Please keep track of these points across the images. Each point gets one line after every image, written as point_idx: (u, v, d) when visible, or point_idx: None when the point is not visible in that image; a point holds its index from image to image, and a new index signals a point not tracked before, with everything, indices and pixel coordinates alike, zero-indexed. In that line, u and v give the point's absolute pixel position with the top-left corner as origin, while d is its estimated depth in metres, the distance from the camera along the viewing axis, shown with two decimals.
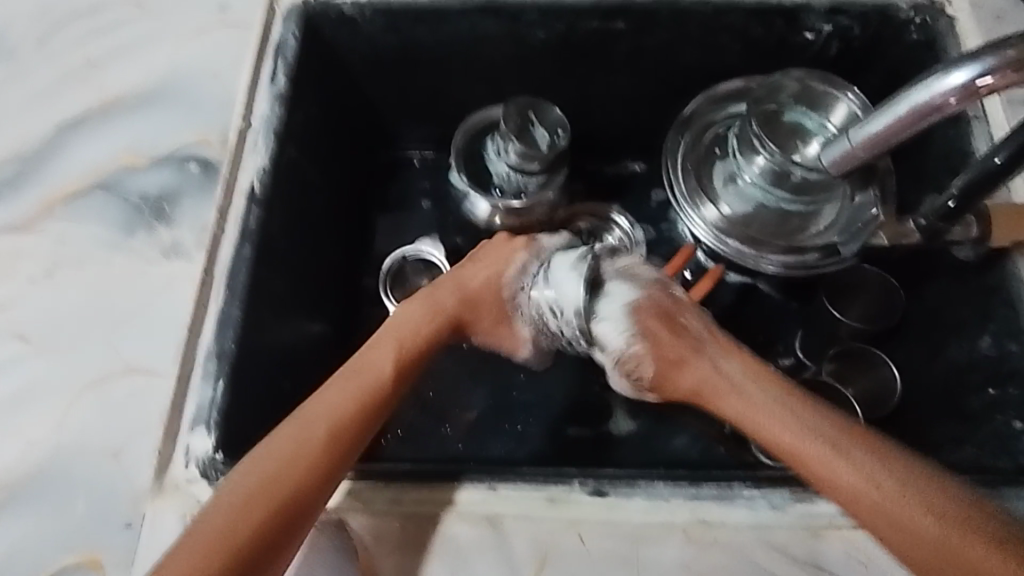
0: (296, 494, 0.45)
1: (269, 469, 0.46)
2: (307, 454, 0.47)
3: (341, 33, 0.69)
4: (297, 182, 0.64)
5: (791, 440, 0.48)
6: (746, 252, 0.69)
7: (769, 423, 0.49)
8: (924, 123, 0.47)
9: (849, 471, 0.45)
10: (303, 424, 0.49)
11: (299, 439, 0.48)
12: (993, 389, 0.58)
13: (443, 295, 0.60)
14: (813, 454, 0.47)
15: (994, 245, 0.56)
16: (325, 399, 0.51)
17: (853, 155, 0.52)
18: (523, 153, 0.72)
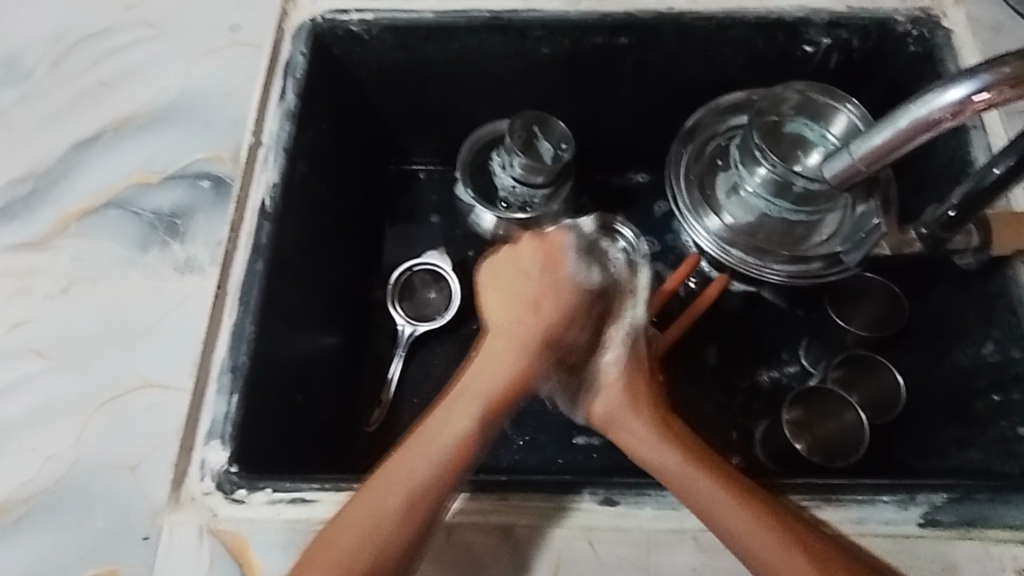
0: (388, 555, 0.45)
1: (367, 511, 0.46)
2: (404, 513, 0.46)
3: (349, 50, 0.70)
4: (308, 196, 0.65)
5: (700, 509, 0.47)
6: (750, 261, 0.69)
7: (709, 507, 0.47)
8: (923, 137, 0.48)
9: (763, 541, 0.45)
10: (374, 496, 0.46)
11: (394, 497, 0.46)
12: (997, 395, 0.58)
13: (524, 298, 0.55)
14: (733, 526, 0.46)
15: (995, 252, 0.56)
16: (431, 438, 0.49)
17: (855, 169, 0.53)
18: (528, 167, 0.73)
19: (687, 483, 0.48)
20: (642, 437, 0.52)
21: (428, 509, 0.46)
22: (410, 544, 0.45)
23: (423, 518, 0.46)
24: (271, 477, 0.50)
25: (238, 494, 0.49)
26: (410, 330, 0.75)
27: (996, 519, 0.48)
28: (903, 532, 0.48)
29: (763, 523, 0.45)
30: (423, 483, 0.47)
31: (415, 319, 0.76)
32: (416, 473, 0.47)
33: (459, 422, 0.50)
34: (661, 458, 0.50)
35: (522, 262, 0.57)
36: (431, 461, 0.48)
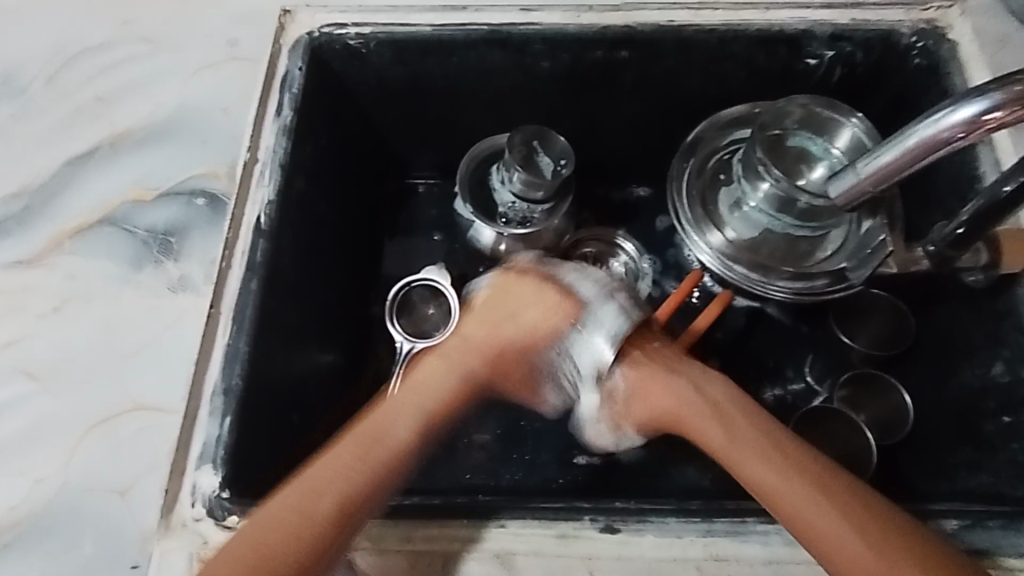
0: (310, 537, 0.44)
1: (290, 504, 0.46)
2: (299, 514, 0.45)
3: (348, 64, 0.69)
4: (306, 211, 0.65)
5: (807, 522, 0.45)
6: (753, 279, 0.68)
7: (804, 512, 0.45)
8: (931, 156, 0.46)
9: (864, 553, 0.43)
10: (302, 492, 0.46)
11: (335, 482, 0.47)
12: (1008, 416, 0.57)
13: (477, 332, 0.59)
14: (855, 557, 0.43)
15: (1004, 271, 0.55)
16: (347, 446, 0.49)
17: (861, 189, 0.52)
18: (527, 182, 0.71)
19: (774, 457, 0.49)
20: (748, 455, 0.50)
21: (337, 511, 0.46)
22: (314, 539, 0.44)
23: (304, 522, 0.45)
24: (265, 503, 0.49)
25: (229, 521, 0.48)
26: (408, 346, 0.75)
27: (1010, 548, 0.47)
28: None
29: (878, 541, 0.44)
30: (354, 474, 0.48)
31: (414, 336, 0.75)
32: (343, 467, 0.48)
33: (370, 425, 0.51)
34: (755, 470, 0.49)
35: (506, 290, 0.60)
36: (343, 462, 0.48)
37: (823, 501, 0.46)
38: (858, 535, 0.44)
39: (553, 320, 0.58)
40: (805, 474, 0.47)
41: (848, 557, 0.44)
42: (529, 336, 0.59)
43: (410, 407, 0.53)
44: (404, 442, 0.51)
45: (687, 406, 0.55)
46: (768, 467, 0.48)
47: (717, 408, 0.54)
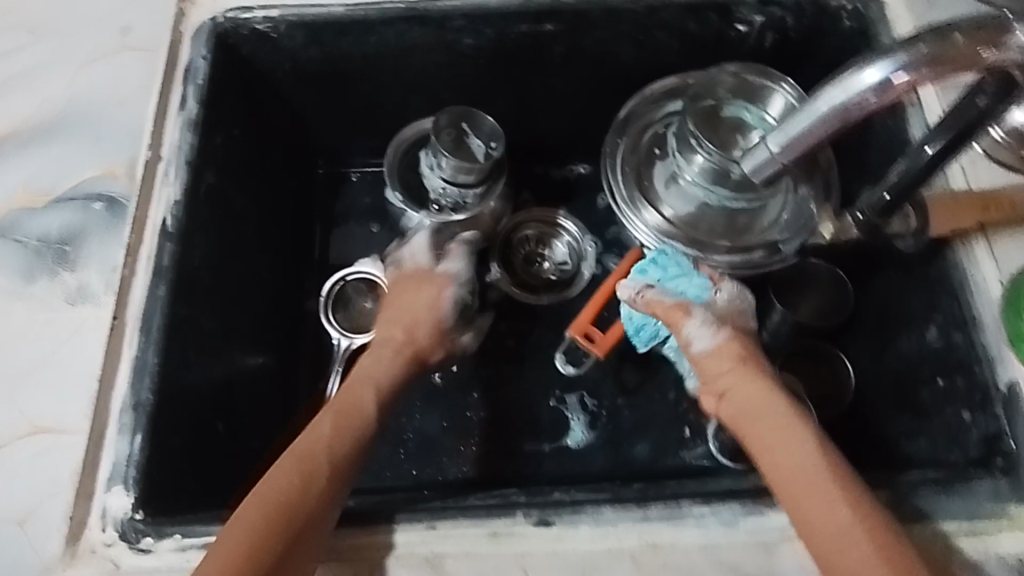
0: (305, 509, 0.45)
1: (288, 467, 0.47)
2: (298, 486, 0.46)
3: (259, 49, 0.65)
4: (222, 209, 0.61)
5: (798, 485, 0.45)
6: (690, 253, 0.66)
7: (800, 475, 0.46)
8: (837, 123, 0.45)
9: (849, 532, 0.43)
10: (295, 464, 0.47)
11: (319, 447, 0.49)
12: (941, 380, 0.56)
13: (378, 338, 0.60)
14: (831, 526, 0.43)
15: (935, 235, 0.54)
16: (327, 423, 0.50)
17: (775, 162, 0.51)
18: (457, 167, 0.68)
19: (819, 469, 0.46)
20: (761, 420, 0.50)
21: (325, 488, 0.47)
22: (304, 514, 0.45)
23: (294, 496, 0.45)
24: (182, 521, 0.47)
25: (144, 543, 0.46)
26: (345, 343, 0.73)
27: (940, 514, 0.47)
28: None
29: (867, 529, 0.43)
30: (338, 443, 0.50)
31: (351, 332, 0.73)
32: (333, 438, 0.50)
33: (356, 400, 0.53)
34: (770, 430, 0.49)
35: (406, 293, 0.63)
36: (331, 438, 0.50)
37: (824, 475, 0.45)
38: (848, 512, 0.43)
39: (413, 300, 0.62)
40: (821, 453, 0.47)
41: (827, 526, 0.43)
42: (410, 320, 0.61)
43: (368, 384, 0.55)
44: (359, 418, 0.52)
45: (735, 370, 0.53)
46: (786, 434, 0.48)
47: (768, 406, 0.50)
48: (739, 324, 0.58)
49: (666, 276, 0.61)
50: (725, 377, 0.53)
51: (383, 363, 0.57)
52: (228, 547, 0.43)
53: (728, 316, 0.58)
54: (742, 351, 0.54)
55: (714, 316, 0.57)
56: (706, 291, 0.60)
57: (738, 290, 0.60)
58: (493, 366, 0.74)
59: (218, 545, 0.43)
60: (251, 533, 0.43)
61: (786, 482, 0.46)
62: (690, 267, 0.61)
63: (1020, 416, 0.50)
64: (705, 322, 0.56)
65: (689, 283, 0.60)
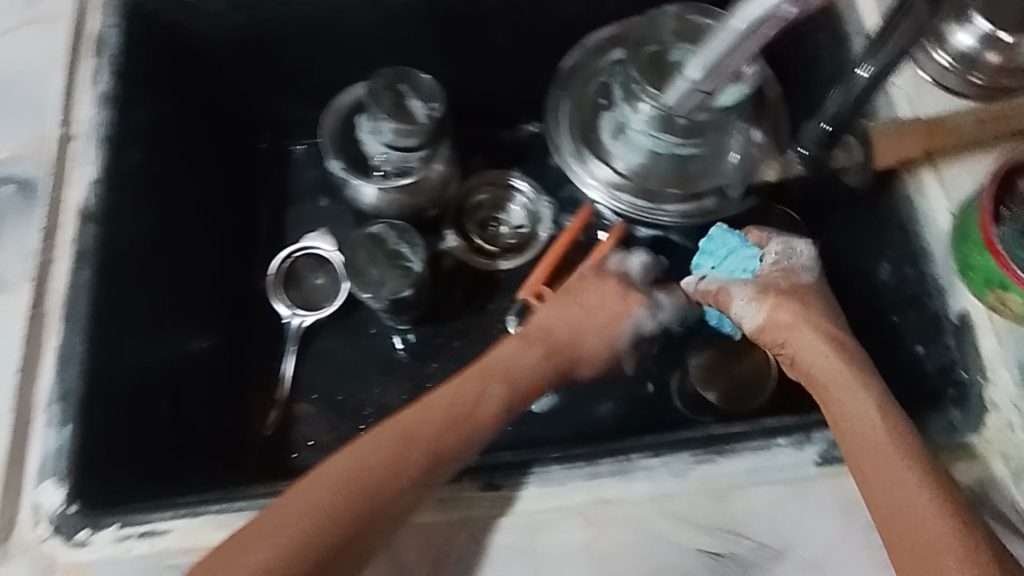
0: (370, 502, 0.43)
1: (374, 448, 0.45)
2: (385, 469, 0.44)
3: (180, 18, 0.62)
4: (152, 190, 0.59)
5: (877, 461, 0.43)
6: (640, 206, 0.65)
7: (874, 451, 0.43)
8: (755, 39, 0.45)
9: (922, 518, 0.40)
10: (375, 442, 0.45)
11: (426, 429, 0.46)
12: (895, 317, 0.56)
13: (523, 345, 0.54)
14: (906, 507, 0.41)
15: (879, 167, 0.53)
16: (427, 408, 0.48)
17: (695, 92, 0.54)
18: (399, 130, 0.65)
19: (898, 451, 0.43)
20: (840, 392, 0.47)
21: (404, 479, 0.44)
22: (377, 514, 0.43)
23: (374, 492, 0.43)
24: (119, 511, 0.45)
25: (79, 536, 0.44)
26: (297, 320, 0.72)
27: None
28: (799, 473, 0.45)
29: (946, 519, 0.40)
30: (426, 432, 0.46)
31: (301, 309, 0.72)
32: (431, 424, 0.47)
33: (467, 387, 0.50)
34: (854, 403, 0.46)
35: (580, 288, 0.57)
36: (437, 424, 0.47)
37: (907, 458, 0.42)
38: (925, 498, 0.41)
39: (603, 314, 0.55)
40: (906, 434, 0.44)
41: (901, 507, 0.41)
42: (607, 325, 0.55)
43: (499, 375, 0.51)
44: (465, 407, 0.48)
45: (801, 330, 0.52)
46: (865, 410, 0.45)
47: (837, 368, 0.49)
48: (785, 285, 0.54)
49: (719, 260, 0.58)
50: (790, 338, 0.52)
51: (528, 351, 0.53)
52: (291, 511, 0.42)
53: (774, 280, 0.55)
54: (799, 309, 0.52)
55: (757, 285, 0.54)
56: (752, 261, 0.56)
57: (787, 245, 0.56)
58: (452, 335, 0.73)
59: (270, 510, 0.42)
60: (316, 509, 0.42)
61: (852, 433, 0.44)
62: (735, 240, 0.57)
63: (973, 346, 0.49)
64: (750, 291, 0.54)
65: (737, 258, 0.57)
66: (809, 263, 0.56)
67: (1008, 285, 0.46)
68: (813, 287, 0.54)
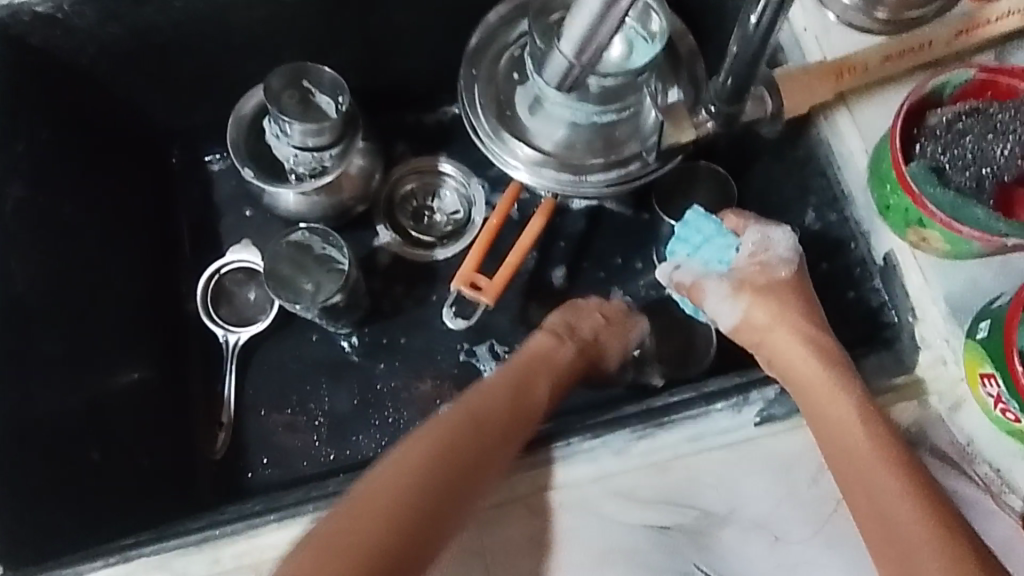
0: (433, 512, 0.40)
1: (407, 453, 0.43)
2: (416, 483, 0.41)
3: (49, 35, 0.58)
4: (43, 223, 0.56)
5: (859, 465, 0.41)
6: (564, 180, 0.63)
7: (859, 460, 0.41)
8: None
9: (912, 527, 0.39)
10: (404, 451, 0.43)
11: (468, 429, 0.45)
12: (826, 262, 0.56)
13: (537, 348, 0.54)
14: (894, 514, 0.39)
15: (790, 113, 0.52)
16: (490, 395, 0.48)
17: (568, 70, 0.54)
18: (306, 129, 0.62)
19: (879, 457, 0.41)
20: (816, 389, 0.45)
21: (466, 484, 0.42)
22: (438, 526, 0.40)
23: (426, 516, 0.40)
24: (53, 562, 0.44)
25: None
26: (233, 338, 0.69)
27: None
28: (738, 435, 0.44)
29: (932, 525, 0.38)
30: (493, 423, 0.45)
31: (236, 325, 0.70)
32: (487, 414, 0.46)
33: (512, 382, 0.50)
34: (835, 405, 0.44)
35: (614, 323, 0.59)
36: (470, 432, 0.44)
37: (890, 464, 0.41)
38: (913, 506, 0.39)
39: (618, 341, 0.59)
40: (887, 437, 0.42)
41: (888, 514, 0.39)
42: (592, 347, 0.57)
43: (545, 375, 0.52)
44: (518, 407, 0.48)
45: (783, 320, 0.50)
46: (846, 412, 0.43)
47: (810, 368, 0.47)
48: (762, 282, 0.52)
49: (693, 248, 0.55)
50: (766, 339, 0.51)
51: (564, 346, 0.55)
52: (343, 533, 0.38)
53: (753, 276, 0.53)
54: (776, 310, 0.51)
55: (732, 283, 0.53)
56: (728, 252, 0.54)
57: (763, 238, 0.53)
58: (396, 331, 0.71)
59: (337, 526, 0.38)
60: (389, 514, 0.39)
61: (836, 441, 0.43)
62: (715, 228, 0.55)
63: (899, 283, 0.49)
64: (727, 292, 0.53)
65: (713, 248, 0.54)
66: (790, 255, 0.53)
67: (925, 222, 0.45)
68: (790, 281, 0.52)
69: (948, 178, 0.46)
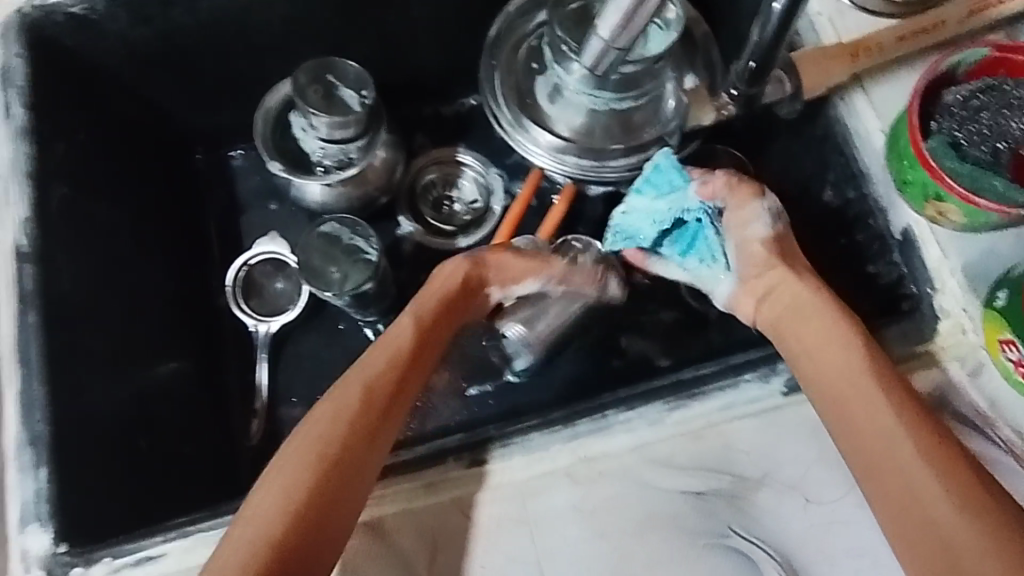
0: (349, 466, 0.43)
1: (334, 411, 0.45)
2: (329, 446, 0.43)
3: (81, 38, 0.59)
4: (84, 221, 0.57)
5: (845, 390, 0.43)
6: (587, 165, 0.65)
7: (842, 389, 0.43)
8: None
9: (903, 446, 0.40)
10: (330, 403, 0.45)
11: (359, 385, 0.46)
12: (844, 239, 0.58)
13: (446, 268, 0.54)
14: (880, 436, 0.41)
15: (809, 96, 0.53)
16: (390, 347, 0.49)
17: (606, 50, 0.55)
18: (332, 123, 0.64)
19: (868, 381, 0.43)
20: (808, 321, 0.47)
21: (369, 447, 0.44)
22: (344, 482, 0.42)
23: (338, 469, 0.43)
24: (112, 543, 0.46)
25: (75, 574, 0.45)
26: (264, 327, 0.71)
27: None
28: (764, 406, 0.46)
29: (920, 444, 0.40)
30: (391, 386, 0.47)
31: (266, 316, 0.72)
32: (381, 368, 0.47)
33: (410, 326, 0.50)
34: (822, 334, 0.46)
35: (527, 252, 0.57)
36: (347, 425, 0.44)
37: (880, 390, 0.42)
38: (900, 428, 0.41)
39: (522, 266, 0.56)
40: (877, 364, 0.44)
41: (876, 437, 0.41)
42: (499, 276, 0.56)
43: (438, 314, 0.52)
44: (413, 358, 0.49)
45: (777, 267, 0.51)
46: (837, 341, 0.45)
47: (799, 301, 0.49)
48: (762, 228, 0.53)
49: (660, 193, 0.56)
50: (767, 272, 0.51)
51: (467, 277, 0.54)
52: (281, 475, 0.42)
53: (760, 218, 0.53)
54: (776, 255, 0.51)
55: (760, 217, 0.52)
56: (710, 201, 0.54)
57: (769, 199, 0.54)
58: None
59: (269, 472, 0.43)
60: (302, 477, 0.42)
61: (821, 371, 0.45)
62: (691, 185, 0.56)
63: (918, 256, 0.50)
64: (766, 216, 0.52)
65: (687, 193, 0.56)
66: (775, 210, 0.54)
67: (942, 195, 0.47)
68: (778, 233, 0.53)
69: (965, 152, 0.48)
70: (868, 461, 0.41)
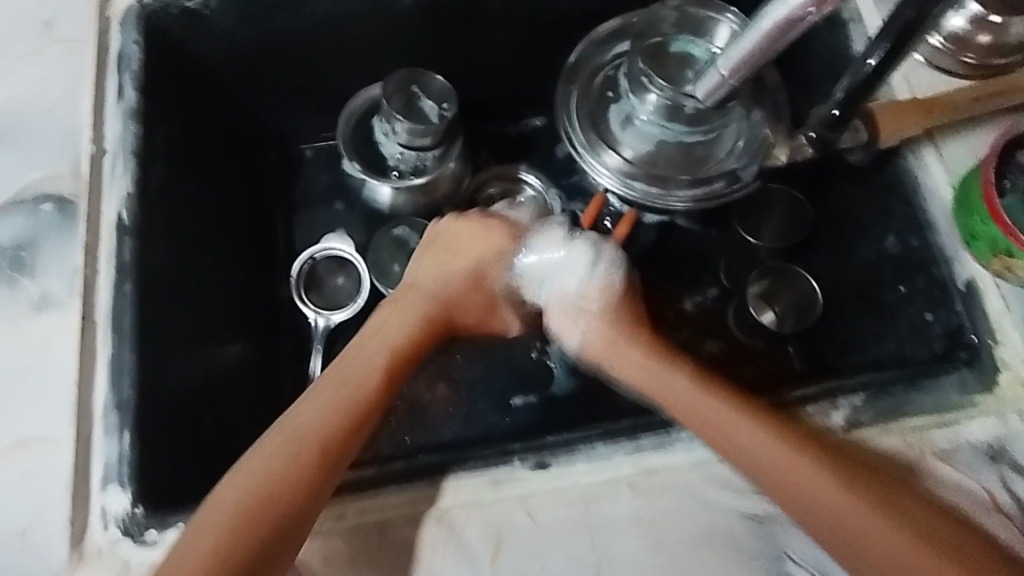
0: (281, 505, 0.45)
1: (262, 463, 0.47)
2: (268, 490, 0.46)
3: (189, 30, 0.62)
4: (172, 203, 0.60)
5: (780, 470, 0.46)
6: (653, 192, 0.67)
7: (774, 467, 0.46)
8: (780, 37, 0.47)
9: (858, 510, 0.45)
10: (261, 453, 0.48)
11: (309, 433, 0.49)
12: (903, 285, 0.59)
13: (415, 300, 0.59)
14: (837, 504, 0.45)
15: (883, 145, 0.56)
16: (320, 398, 0.51)
17: (722, 85, 0.55)
18: (412, 131, 0.67)
19: (798, 459, 0.46)
20: (714, 407, 0.49)
21: (311, 482, 0.46)
22: (293, 522, 0.45)
23: (281, 516, 0.45)
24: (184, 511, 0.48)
25: (149, 536, 0.46)
26: (322, 321, 0.72)
27: (908, 406, 0.49)
28: None
29: (872, 504, 0.45)
30: (324, 431, 0.49)
31: (326, 309, 0.72)
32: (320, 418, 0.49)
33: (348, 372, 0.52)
34: (732, 420, 0.48)
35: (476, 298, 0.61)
36: (279, 478, 0.46)
37: (812, 463, 0.46)
38: (847, 494, 0.45)
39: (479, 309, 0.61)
40: (794, 437, 0.47)
41: (833, 507, 0.45)
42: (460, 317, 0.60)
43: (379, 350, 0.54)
44: (360, 403, 0.51)
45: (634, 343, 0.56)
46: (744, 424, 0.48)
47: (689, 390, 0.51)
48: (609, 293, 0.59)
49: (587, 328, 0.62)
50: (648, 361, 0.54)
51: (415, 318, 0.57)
52: (208, 529, 0.44)
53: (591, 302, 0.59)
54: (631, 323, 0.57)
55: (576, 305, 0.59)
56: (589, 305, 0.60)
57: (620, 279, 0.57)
58: None
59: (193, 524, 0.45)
60: (237, 521, 0.45)
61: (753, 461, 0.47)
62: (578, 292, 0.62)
63: (981, 308, 0.52)
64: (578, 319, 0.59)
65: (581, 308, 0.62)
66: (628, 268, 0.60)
67: (1013, 250, 0.49)
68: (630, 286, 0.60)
69: None
70: (834, 535, 0.45)
